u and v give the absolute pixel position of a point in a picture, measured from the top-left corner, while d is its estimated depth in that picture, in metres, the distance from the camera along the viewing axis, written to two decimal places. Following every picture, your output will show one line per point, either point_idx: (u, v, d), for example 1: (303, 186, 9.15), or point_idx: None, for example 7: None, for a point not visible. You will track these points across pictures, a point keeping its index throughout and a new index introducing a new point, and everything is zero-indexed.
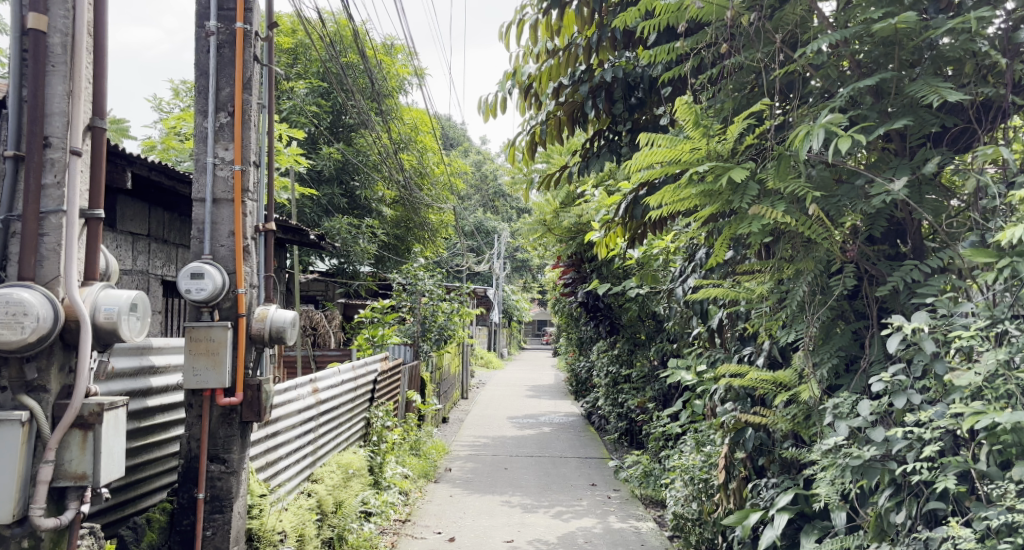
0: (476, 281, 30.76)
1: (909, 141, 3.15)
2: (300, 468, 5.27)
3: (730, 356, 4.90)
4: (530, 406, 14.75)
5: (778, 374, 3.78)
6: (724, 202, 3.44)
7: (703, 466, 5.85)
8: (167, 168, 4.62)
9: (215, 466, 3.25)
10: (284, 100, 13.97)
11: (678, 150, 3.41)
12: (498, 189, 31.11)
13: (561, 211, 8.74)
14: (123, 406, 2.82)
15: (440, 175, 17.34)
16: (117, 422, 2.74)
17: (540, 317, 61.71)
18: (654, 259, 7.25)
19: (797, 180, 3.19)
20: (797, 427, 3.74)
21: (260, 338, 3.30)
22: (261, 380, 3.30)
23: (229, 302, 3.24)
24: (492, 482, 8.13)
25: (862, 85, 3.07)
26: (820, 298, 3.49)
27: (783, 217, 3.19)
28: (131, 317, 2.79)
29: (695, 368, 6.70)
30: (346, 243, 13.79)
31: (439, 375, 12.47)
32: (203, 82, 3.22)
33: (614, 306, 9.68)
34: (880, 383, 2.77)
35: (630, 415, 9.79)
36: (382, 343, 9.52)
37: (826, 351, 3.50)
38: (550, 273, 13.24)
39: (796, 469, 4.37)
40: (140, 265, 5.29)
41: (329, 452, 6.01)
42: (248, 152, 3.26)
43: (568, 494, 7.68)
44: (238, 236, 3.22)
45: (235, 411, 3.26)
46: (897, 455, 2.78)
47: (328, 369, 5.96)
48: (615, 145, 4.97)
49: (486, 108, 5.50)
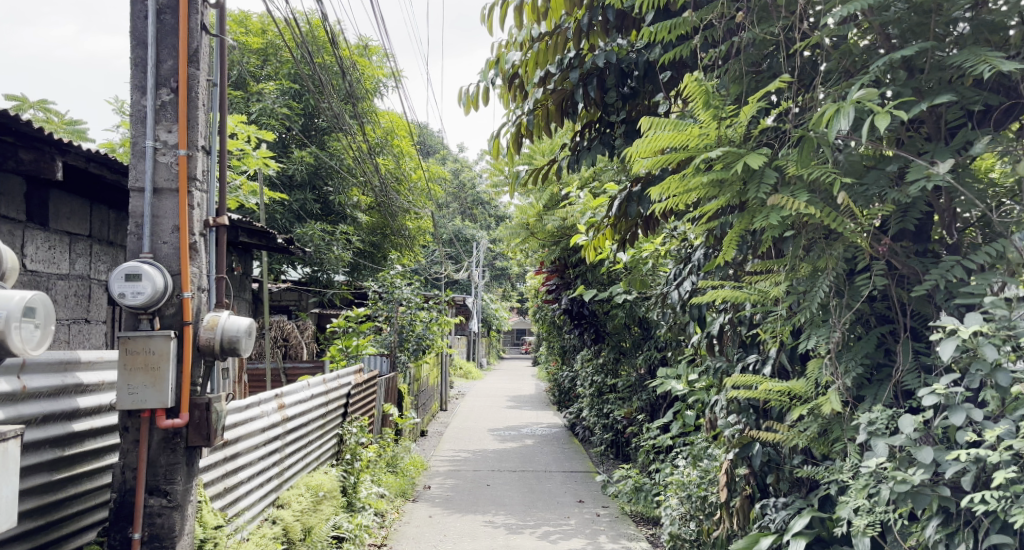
0: (454, 290, 30.37)
1: (948, 120, 2.80)
2: (265, 493, 4.82)
3: (732, 366, 4.55)
4: (512, 417, 14.37)
5: (795, 386, 3.41)
6: (736, 192, 3.08)
7: (701, 483, 5.50)
8: (106, 159, 4.21)
9: (155, 500, 2.80)
10: (254, 103, 13.49)
11: (686, 134, 3.03)
12: (476, 196, 30.76)
13: (545, 214, 8.41)
14: (16, 438, 2.31)
15: (417, 181, 16.93)
16: (4, 460, 2.24)
17: (519, 327, 61.51)
18: (643, 263, 6.92)
19: (822, 165, 2.83)
20: (815, 443, 3.38)
21: (209, 349, 2.85)
22: (210, 398, 2.85)
23: (173, 308, 2.81)
24: (474, 500, 7.72)
25: (897, 56, 2.71)
26: (845, 300, 3.13)
27: (806, 209, 2.82)
28: (24, 325, 2.35)
29: (688, 377, 6.37)
30: (319, 251, 13.59)
31: (417, 387, 12.06)
32: (141, 52, 2.80)
33: (600, 313, 9.30)
34: (931, 395, 2.41)
35: (616, 426, 9.44)
36: (356, 355, 9.09)
37: (851, 359, 3.13)
38: (532, 281, 12.91)
39: (809, 489, 4.03)
40: (80, 269, 4.85)
41: (297, 473, 5.56)
42: (196, 135, 2.84)
43: (555, 512, 7.28)
44: (184, 231, 2.78)
45: (180, 435, 2.82)
46: (949, 479, 2.42)
47: (295, 385, 5.52)
48: (608, 138, 4.61)
49: (467, 100, 5.11)
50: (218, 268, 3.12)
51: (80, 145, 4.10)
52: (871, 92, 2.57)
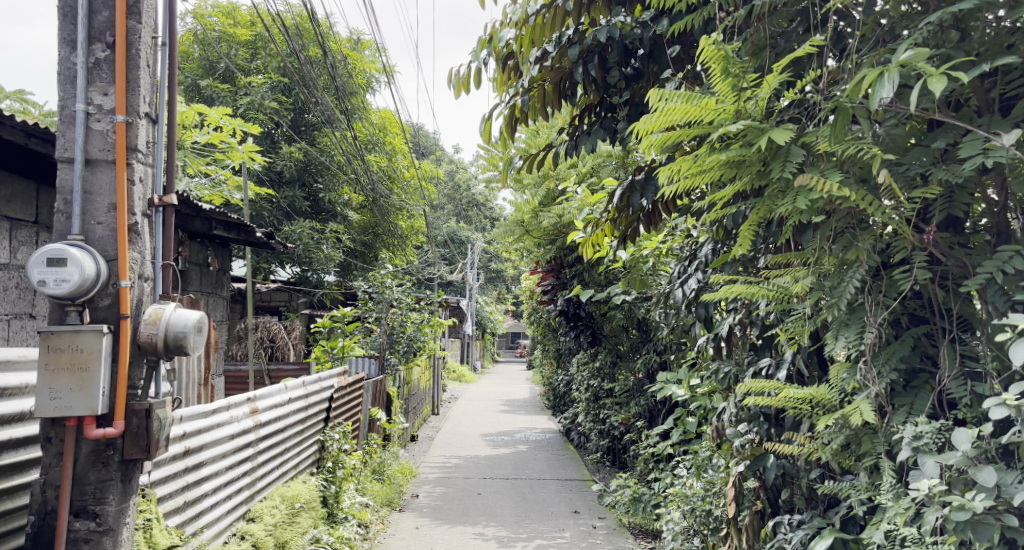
0: (448, 291, 30.02)
1: (1004, 90, 2.42)
2: (234, 506, 4.46)
3: (743, 370, 4.19)
4: (505, 422, 14.02)
5: (819, 393, 3.03)
6: (754, 173, 2.74)
7: (705, 496, 5.14)
8: (46, 133, 4.01)
9: (81, 524, 2.49)
10: (241, 97, 13.17)
11: (701, 108, 2.67)
12: (472, 197, 30.42)
13: (541, 211, 8.06)
14: None
15: (411, 180, 16.56)
16: None
17: (514, 330, 61.27)
18: (644, 263, 6.58)
19: (860, 141, 2.45)
20: (839, 457, 3.03)
21: (151, 347, 2.54)
22: (150, 404, 2.54)
23: (108, 300, 2.51)
24: (463, 510, 7.36)
25: (949, 12, 2.34)
26: (881, 297, 2.75)
27: (841, 192, 2.46)
28: None
29: (688, 382, 6.06)
30: (308, 249, 13.24)
31: (408, 390, 11.68)
32: (70, 3, 2.53)
33: (596, 315, 8.89)
34: (1001, 407, 2.09)
35: (613, 433, 9.10)
36: (343, 356, 8.70)
37: (886, 364, 2.75)
38: (528, 282, 12.53)
39: (828, 507, 3.68)
40: (23, 259, 4.68)
41: (272, 483, 5.20)
42: (136, 99, 2.56)
43: (549, 524, 6.91)
44: (121, 208, 2.50)
45: (114, 447, 2.51)
46: (1015, 506, 2.09)
47: (269, 388, 5.18)
48: (610, 122, 4.23)
49: (458, 82, 4.74)
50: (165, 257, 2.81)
51: (15, 118, 3.93)
52: (921, 52, 2.18)
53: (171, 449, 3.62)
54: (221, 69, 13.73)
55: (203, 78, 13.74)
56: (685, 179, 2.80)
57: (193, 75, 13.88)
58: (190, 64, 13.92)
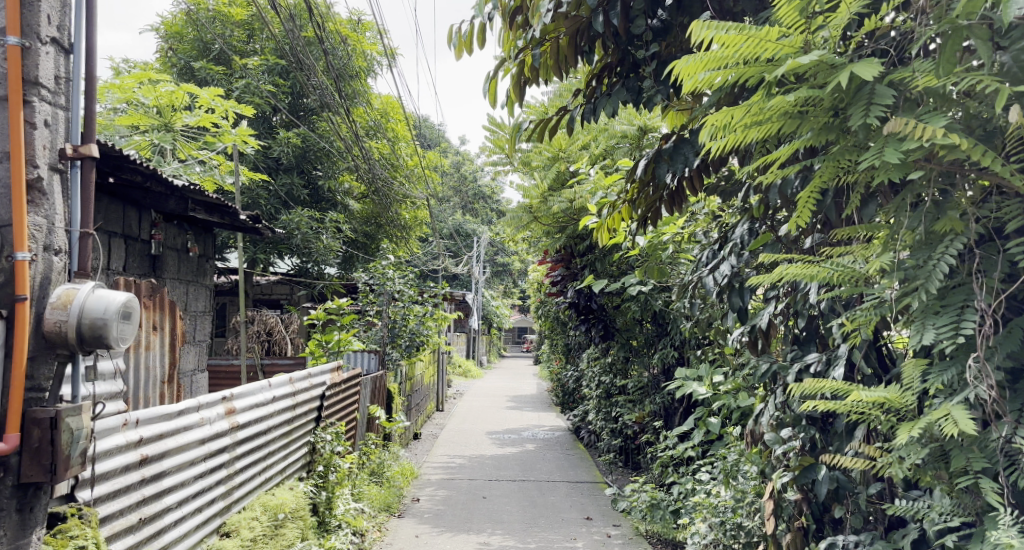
0: (453, 285, 29.53)
1: None
2: (205, 522, 3.93)
3: (785, 366, 3.65)
4: (512, 419, 13.51)
5: (899, 398, 2.44)
6: (819, 122, 2.23)
7: (737, 507, 4.65)
8: None
9: None
10: (238, 79, 12.90)
11: (757, 40, 2.14)
12: (477, 189, 29.95)
13: (550, 195, 7.45)
14: None
15: (414, 168, 16.12)
16: None
17: (520, 325, 60.90)
18: (663, 250, 6.06)
19: (974, 73, 1.91)
20: (918, 473, 2.48)
21: (60, 337, 2.50)
22: (54, 415, 2.45)
23: (3, 277, 2.41)
24: (466, 516, 6.87)
25: None
26: (985, 279, 2.23)
27: (948, 138, 1.92)
28: None
29: (711, 380, 5.53)
30: (306, 239, 13.02)
31: (410, 386, 11.22)
32: None
33: (608, 308, 8.34)
34: None
35: (626, 432, 8.59)
36: (338, 351, 8.15)
37: (993, 360, 2.21)
38: (536, 272, 12.02)
39: (891, 529, 3.14)
40: None
41: (253, 492, 4.67)
42: (32, 21, 2.50)
43: (559, 532, 6.38)
44: (15, 150, 2.43)
45: (9, 468, 2.40)
46: None
47: (248, 386, 4.65)
48: (633, 82, 3.69)
49: (460, 41, 4.21)
50: (84, 226, 2.68)
51: None
52: None
53: (120, 459, 3.12)
54: (215, 51, 13.51)
55: (197, 59, 13.48)
56: (730, 135, 2.31)
57: (187, 57, 13.59)
58: (183, 46, 13.62)
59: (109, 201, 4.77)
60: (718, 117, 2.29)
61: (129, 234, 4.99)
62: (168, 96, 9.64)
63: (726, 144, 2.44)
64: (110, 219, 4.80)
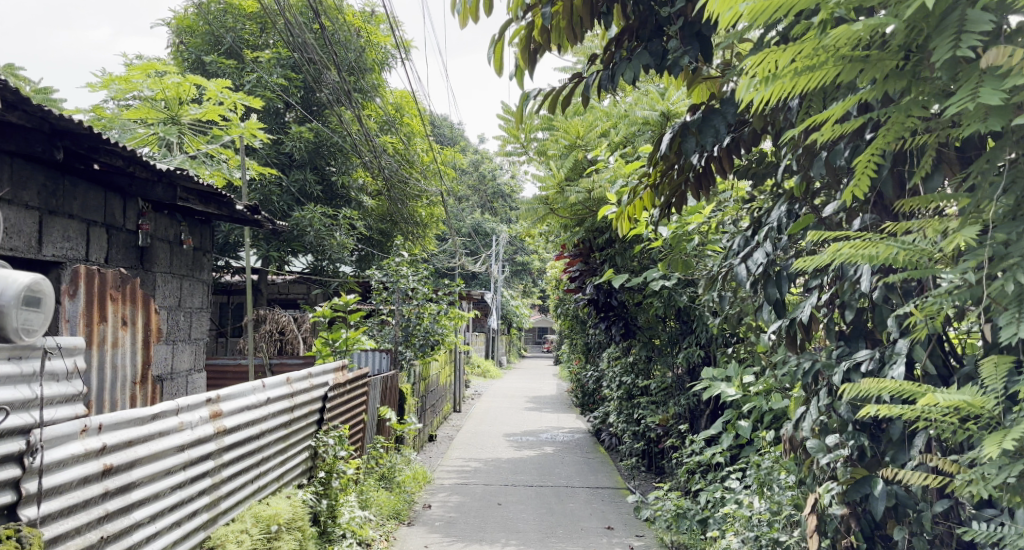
0: (472, 284, 29.21)
1: None
2: (185, 536, 3.56)
3: (830, 365, 3.23)
4: (532, 420, 13.12)
5: (985, 404, 1.97)
6: (884, 68, 1.84)
7: (772, 521, 4.24)
8: None
9: None
10: (249, 72, 12.67)
11: None
12: (497, 188, 29.58)
13: (567, 186, 6.96)
14: None
15: (430, 164, 15.79)
16: None
17: (541, 325, 60.48)
18: (687, 240, 5.64)
19: None
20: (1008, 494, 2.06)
21: None
22: None
23: None
24: (479, 524, 6.48)
25: None
26: None
27: None
28: None
29: (741, 379, 5.12)
30: (320, 236, 12.75)
31: (425, 387, 10.87)
32: None
33: (630, 305, 7.90)
34: None
35: (649, 435, 8.19)
36: (347, 350, 7.79)
37: None
38: (555, 269, 11.66)
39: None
40: None
41: (245, 502, 4.31)
42: None
43: (578, 542, 5.99)
44: None
45: None
46: None
47: (237, 388, 4.28)
48: (657, 45, 3.30)
49: (463, 8, 3.81)
50: None
51: None
52: None
53: (78, 471, 2.76)
54: (226, 44, 13.29)
55: (208, 53, 13.27)
56: (773, 87, 1.86)
57: (198, 51, 13.39)
58: (195, 39, 13.41)
59: (87, 187, 4.45)
60: (762, 59, 1.84)
61: (110, 223, 4.67)
62: (175, 88, 9.38)
63: (766, 100, 2.00)
64: (89, 206, 4.47)
